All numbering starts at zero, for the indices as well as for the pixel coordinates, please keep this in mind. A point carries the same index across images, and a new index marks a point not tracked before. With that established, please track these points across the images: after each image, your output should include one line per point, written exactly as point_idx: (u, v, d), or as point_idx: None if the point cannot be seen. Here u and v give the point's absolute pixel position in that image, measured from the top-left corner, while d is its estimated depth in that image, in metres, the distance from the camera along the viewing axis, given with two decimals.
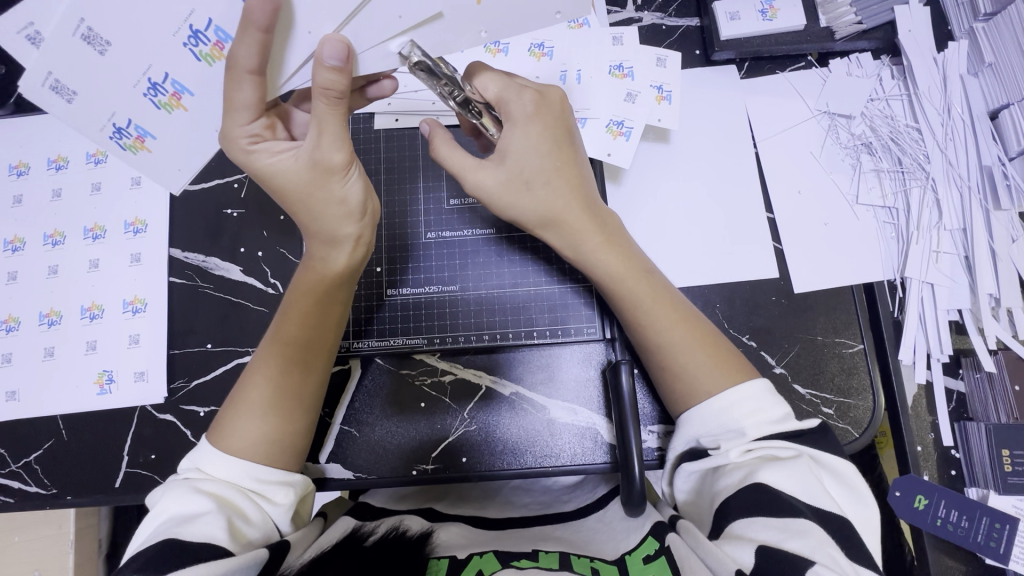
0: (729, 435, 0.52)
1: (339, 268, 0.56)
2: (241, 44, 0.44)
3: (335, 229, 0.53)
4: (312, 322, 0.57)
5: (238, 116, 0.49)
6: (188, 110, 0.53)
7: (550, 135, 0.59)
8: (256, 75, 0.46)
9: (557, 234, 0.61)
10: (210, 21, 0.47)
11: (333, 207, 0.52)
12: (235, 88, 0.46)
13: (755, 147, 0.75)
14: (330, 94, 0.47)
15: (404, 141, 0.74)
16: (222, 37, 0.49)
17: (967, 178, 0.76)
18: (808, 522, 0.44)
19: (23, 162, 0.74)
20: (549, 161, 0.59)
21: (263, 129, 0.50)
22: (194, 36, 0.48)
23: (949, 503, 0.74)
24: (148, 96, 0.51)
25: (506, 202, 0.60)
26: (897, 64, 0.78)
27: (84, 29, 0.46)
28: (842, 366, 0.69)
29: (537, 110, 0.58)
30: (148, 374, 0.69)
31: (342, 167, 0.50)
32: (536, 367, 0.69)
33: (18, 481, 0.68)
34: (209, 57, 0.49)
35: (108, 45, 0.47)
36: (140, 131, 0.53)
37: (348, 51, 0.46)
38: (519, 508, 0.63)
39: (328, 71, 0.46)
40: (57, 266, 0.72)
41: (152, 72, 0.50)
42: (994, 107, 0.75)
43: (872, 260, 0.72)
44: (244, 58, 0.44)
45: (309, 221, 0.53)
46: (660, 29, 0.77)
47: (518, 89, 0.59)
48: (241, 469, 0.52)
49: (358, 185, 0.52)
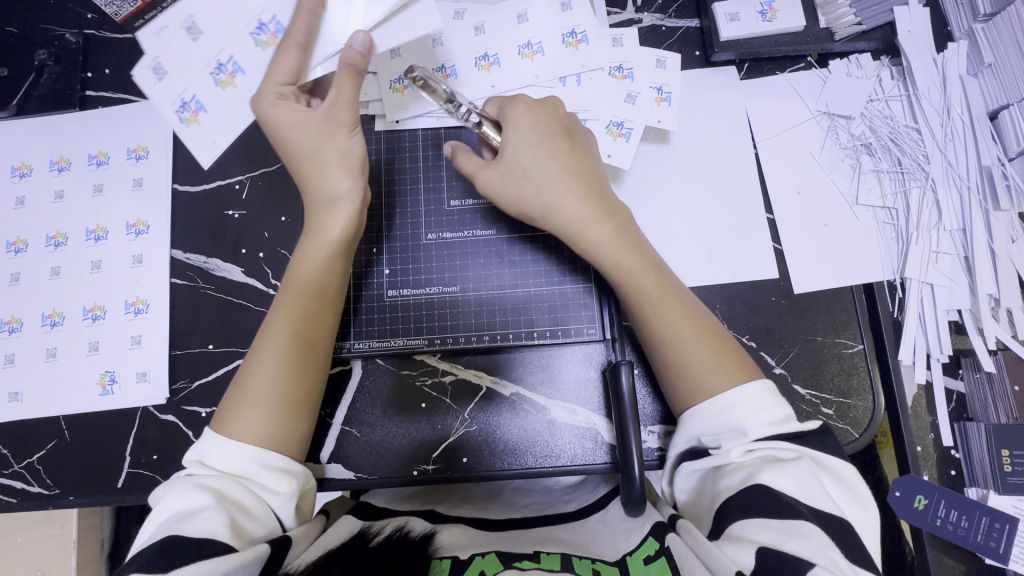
0: (730, 435, 0.52)
1: (337, 232, 0.59)
2: (297, 20, 0.57)
3: (335, 185, 0.58)
4: (321, 296, 0.59)
5: (275, 78, 0.58)
6: (237, 89, 0.64)
7: (544, 129, 0.62)
8: (300, 49, 0.58)
9: (560, 221, 0.62)
10: (274, 17, 0.63)
11: (337, 158, 0.58)
12: (281, 55, 0.57)
13: (755, 148, 0.75)
14: (353, 67, 0.56)
15: (404, 142, 0.74)
16: (278, 29, 0.63)
17: (967, 179, 0.76)
18: (808, 524, 0.44)
19: (25, 163, 0.74)
20: (546, 151, 0.62)
21: (291, 95, 0.59)
22: (259, 27, 0.63)
23: (949, 503, 0.75)
24: (212, 75, 0.64)
25: (516, 194, 0.62)
26: (897, 65, 0.78)
27: (189, 22, 0.63)
28: (841, 367, 0.70)
29: (528, 109, 0.63)
30: (150, 374, 0.69)
31: (350, 125, 0.58)
32: (536, 368, 0.70)
33: (21, 481, 0.68)
34: (265, 44, 0.63)
35: (201, 34, 0.63)
36: (197, 105, 0.64)
37: (370, 42, 0.57)
38: (521, 509, 0.63)
39: (353, 51, 0.56)
40: (60, 267, 0.72)
41: (222, 55, 0.63)
42: (994, 108, 0.75)
43: (872, 260, 0.72)
44: (297, 29, 0.57)
45: (314, 177, 0.59)
46: (660, 30, 0.77)
47: (512, 97, 0.64)
48: (249, 454, 0.52)
49: (361, 145, 0.59)
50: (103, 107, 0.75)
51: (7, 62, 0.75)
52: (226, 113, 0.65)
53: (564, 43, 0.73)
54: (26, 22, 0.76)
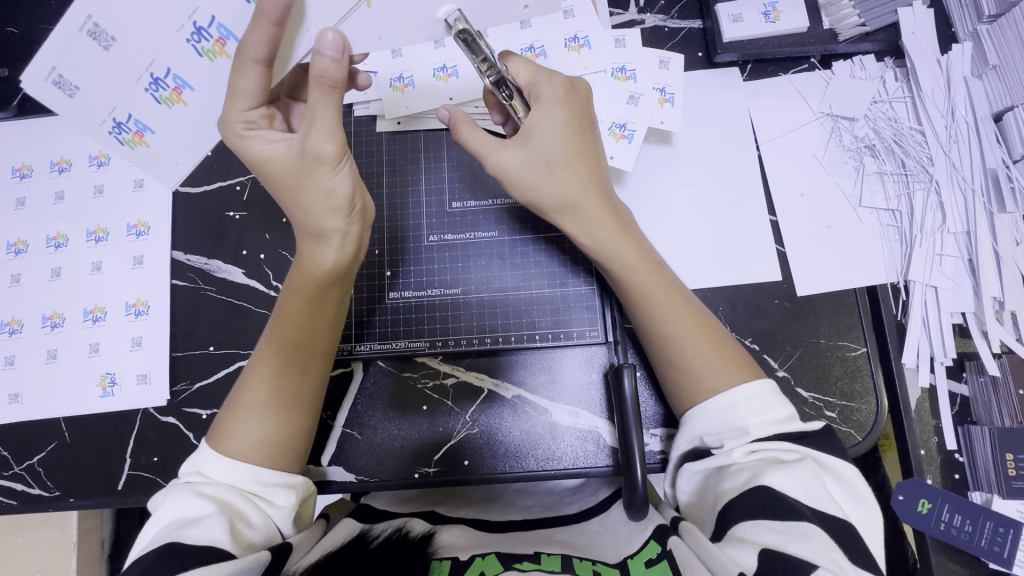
0: (733, 433, 0.52)
1: (329, 266, 0.56)
2: (252, 35, 0.45)
3: (322, 222, 0.53)
4: (311, 321, 0.57)
5: (238, 102, 0.50)
6: (188, 105, 0.56)
7: (576, 120, 0.59)
8: (263, 65, 0.48)
9: (572, 220, 0.61)
10: (213, 19, 0.50)
11: (320, 199, 0.52)
12: (241, 75, 0.48)
13: (758, 150, 0.75)
14: (325, 83, 0.46)
15: (406, 143, 0.74)
16: (223, 34, 0.51)
17: (971, 181, 0.75)
18: (811, 526, 0.43)
19: (26, 164, 0.74)
20: (572, 145, 0.59)
21: (261, 117, 0.52)
22: (197, 32, 0.51)
23: (953, 508, 0.74)
24: (192, 42, 0.51)
25: (530, 180, 0.59)
26: (901, 66, 0.77)
27: (90, 25, 0.50)
28: (844, 370, 0.69)
29: (566, 96, 0.59)
30: (150, 376, 0.69)
31: (333, 159, 0.50)
32: (537, 370, 0.69)
33: (20, 483, 0.68)
34: (210, 52, 0.52)
35: (113, 41, 0.51)
36: (138, 126, 0.57)
37: (344, 42, 0.46)
38: (521, 512, 0.63)
39: (326, 62, 0.46)
40: (60, 269, 0.72)
41: (197, 16, 0.50)
42: (999, 110, 0.75)
43: (875, 263, 0.72)
44: (253, 48, 0.46)
45: (299, 212, 0.54)
46: (663, 31, 0.77)
47: (549, 74, 0.59)
48: (243, 471, 0.52)
49: (346, 179, 0.52)
50: None
51: (8, 63, 0.75)
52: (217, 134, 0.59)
53: (567, 47, 0.73)
54: (27, 23, 0.76)
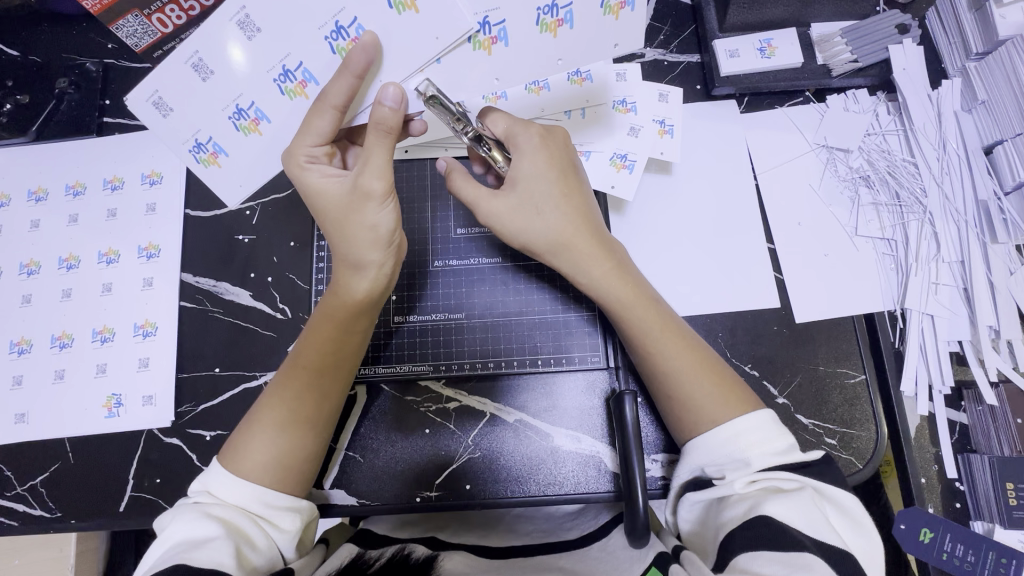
0: (735, 465, 0.53)
1: (359, 295, 0.58)
2: (335, 84, 0.52)
3: (361, 255, 0.56)
4: (339, 350, 0.59)
5: (308, 138, 0.54)
6: (263, 135, 0.59)
7: (556, 164, 0.61)
8: (339, 111, 0.53)
9: (566, 259, 0.62)
10: (301, 64, 0.54)
11: (365, 232, 0.55)
12: (317, 116, 0.53)
13: (755, 178, 0.77)
14: (380, 128, 0.51)
15: (412, 171, 0.76)
16: (307, 78, 0.55)
17: (964, 212, 0.77)
18: (813, 557, 0.44)
19: (42, 187, 0.75)
20: (558, 187, 0.61)
21: (324, 155, 0.56)
22: (284, 73, 0.55)
23: (955, 537, 0.75)
24: (277, 82, 0.55)
25: (519, 223, 0.61)
26: (892, 101, 0.80)
27: (196, 58, 0.54)
28: (844, 397, 0.70)
29: (543, 143, 0.61)
30: (156, 398, 0.70)
31: (381, 196, 0.54)
32: (539, 394, 0.70)
33: (22, 504, 0.68)
34: (293, 92, 0.56)
35: (212, 74, 0.55)
36: (216, 148, 0.59)
37: (403, 96, 0.51)
38: (522, 537, 0.63)
39: (385, 109, 0.51)
40: (71, 289, 0.73)
41: (287, 60, 0.54)
42: (988, 143, 0.77)
43: (872, 291, 0.73)
44: (334, 95, 0.52)
45: (340, 243, 0.56)
46: (662, 64, 0.79)
47: (524, 125, 0.62)
48: (250, 492, 0.52)
49: (390, 215, 0.55)
50: (121, 134, 0.77)
51: (28, 90, 0.77)
52: (237, 166, 0.61)
53: (568, 78, 0.74)
54: (48, 52, 0.78)
